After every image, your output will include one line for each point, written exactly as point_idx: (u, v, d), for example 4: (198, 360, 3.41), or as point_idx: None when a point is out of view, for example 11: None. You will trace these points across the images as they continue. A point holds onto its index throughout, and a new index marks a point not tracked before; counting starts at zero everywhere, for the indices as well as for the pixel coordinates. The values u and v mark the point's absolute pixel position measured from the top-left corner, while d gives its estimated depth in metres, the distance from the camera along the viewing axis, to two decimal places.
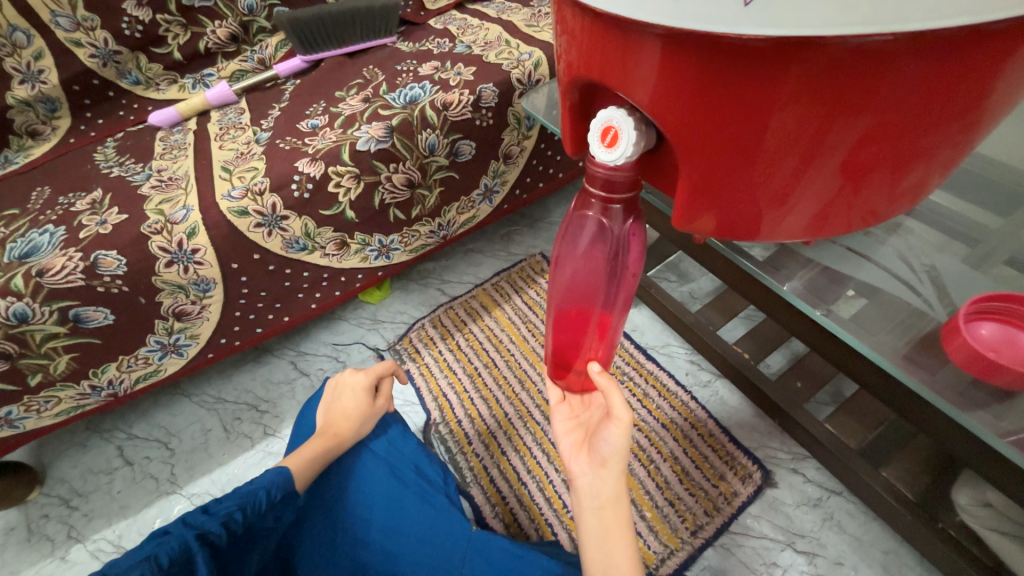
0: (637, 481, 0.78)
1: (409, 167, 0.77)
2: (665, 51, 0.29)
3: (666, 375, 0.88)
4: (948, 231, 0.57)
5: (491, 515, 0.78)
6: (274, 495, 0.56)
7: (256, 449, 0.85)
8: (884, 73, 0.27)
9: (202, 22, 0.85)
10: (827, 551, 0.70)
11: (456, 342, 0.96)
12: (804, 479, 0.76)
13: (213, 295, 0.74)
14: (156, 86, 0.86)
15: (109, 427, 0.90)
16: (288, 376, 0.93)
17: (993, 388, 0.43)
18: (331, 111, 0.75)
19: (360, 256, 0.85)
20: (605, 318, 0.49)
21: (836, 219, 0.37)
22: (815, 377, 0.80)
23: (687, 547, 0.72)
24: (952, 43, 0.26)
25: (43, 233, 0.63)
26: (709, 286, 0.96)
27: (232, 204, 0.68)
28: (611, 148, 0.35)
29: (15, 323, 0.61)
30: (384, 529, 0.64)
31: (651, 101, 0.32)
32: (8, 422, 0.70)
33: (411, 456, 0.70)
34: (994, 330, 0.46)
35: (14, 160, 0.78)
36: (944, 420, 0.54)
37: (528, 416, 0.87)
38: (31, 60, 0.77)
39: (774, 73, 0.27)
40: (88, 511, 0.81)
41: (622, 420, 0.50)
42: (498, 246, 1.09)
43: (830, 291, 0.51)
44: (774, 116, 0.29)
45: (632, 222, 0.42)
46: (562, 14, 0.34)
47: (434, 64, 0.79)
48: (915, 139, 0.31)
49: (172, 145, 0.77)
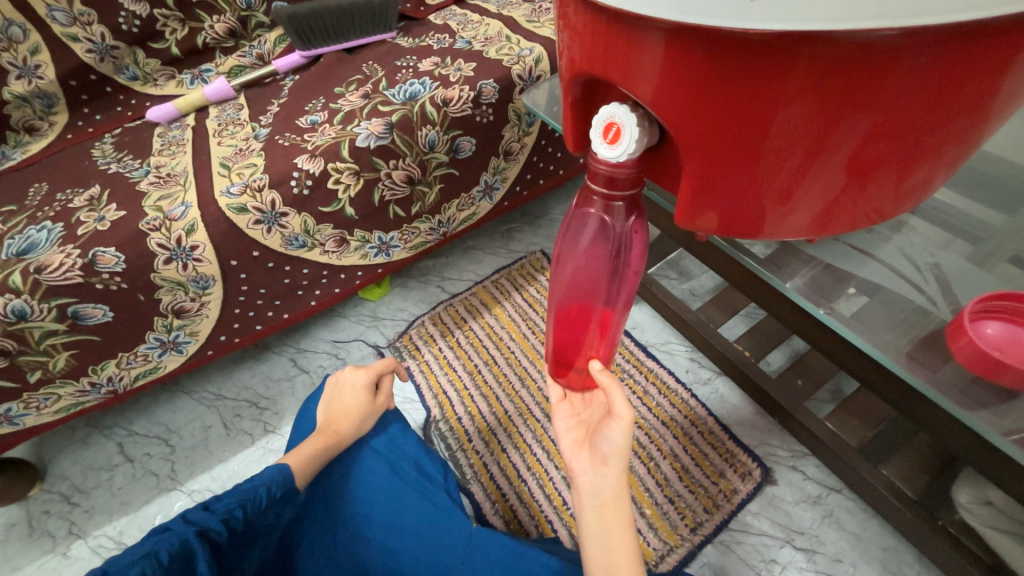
0: (637, 478, 0.78)
1: (409, 164, 0.77)
2: (669, 47, 0.28)
3: (666, 372, 0.88)
4: (950, 228, 0.56)
5: (491, 512, 0.78)
6: (274, 492, 0.55)
7: (256, 446, 0.85)
8: (890, 69, 0.26)
9: (200, 17, 0.85)
10: (826, 548, 0.70)
11: (456, 339, 0.96)
12: (804, 476, 0.76)
13: (212, 293, 0.74)
14: (154, 81, 0.86)
15: (110, 423, 0.90)
16: (288, 372, 0.93)
17: (998, 387, 0.43)
18: (330, 107, 0.75)
19: (361, 253, 0.84)
20: (605, 316, 0.49)
21: (841, 217, 0.37)
22: (816, 375, 0.79)
23: (687, 544, 0.72)
24: (959, 41, 0.26)
25: (41, 230, 0.63)
26: (710, 283, 0.96)
27: (231, 201, 0.68)
28: (613, 145, 0.34)
29: (14, 320, 0.61)
30: (384, 524, 0.64)
31: (653, 96, 0.31)
32: (8, 419, 0.70)
33: (411, 452, 0.70)
34: (999, 329, 0.46)
35: (12, 155, 0.77)
36: (944, 417, 0.54)
37: (529, 414, 0.86)
38: (28, 54, 0.76)
39: (780, 68, 0.27)
40: (89, 507, 0.81)
41: (623, 418, 0.50)
42: (498, 243, 1.08)
43: (833, 289, 0.51)
44: (779, 113, 0.29)
45: (634, 219, 0.42)
46: (565, 9, 0.34)
47: (435, 60, 0.79)
48: (920, 137, 0.31)
49: (170, 141, 0.77)
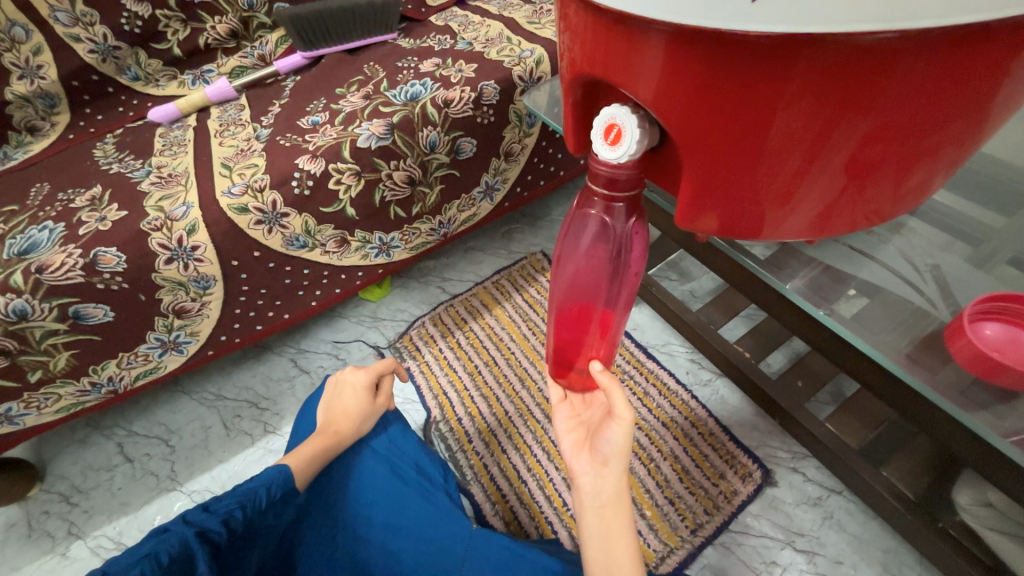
0: (637, 480, 0.78)
1: (410, 164, 0.77)
2: (670, 49, 0.29)
3: (666, 373, 0.88)
4: (950, 230, 0.56)
5: (491, 513, 0.78)
6: (274, 493, 0.55)
7: (257, 447, 0.85)
8: (887, 72, 0.26)
9: (202, 17, 0.85)
10: (827, 550, 0.70)
11: (456, 340, 0.96)
12: (804, 478, 0.76)
13: (213, 293, 0.74)
14: (156, 82, 0.86)
15: (109, 423, 0.90)
16: (288, 373, 0.93)
17: (998, 388, 0.43)
18: (331, 108, 0.75)
19: (361, 254, 0.84)
20: (606, 316, 0.49)
21: (840, 218, 0.37)
22: (816, 377, 0.79)
23: (687, 545, 0.72)
24: (957, 44, 0.26)
25: (42, 230, 0.63)
26: (710, 285, 0.96)
27: (232, 201, 0.68)
28: (614, 146, 0.34)
29: (15, 320, 0.61)
30: (384, 526, 0.63)
31: (653, 97, 0.31)
32: (8, 418, 0.70)
33: (411, 454, 0.70)
34: (999, 330, 0.46)
35: (14, 155, 0.78)
36: (944, 419, 0.54)
37: (529, 415, 0.86)
38: (30, 55, 0.76)
39: (779, 71, 0.27)
40: (88, 507, 0.81)
41: (624, 419, 0.50)
42: (499, 244, 1.09)
43: (832, 291, 0.51)
44: (779, 114, 0.29)
45: (634, 221, 0.42)
46: (565, 10, 0.34)
47: (435, 61, 0.79)
48: (918, 140, 0.31)
49: (172, 142, 0.77)
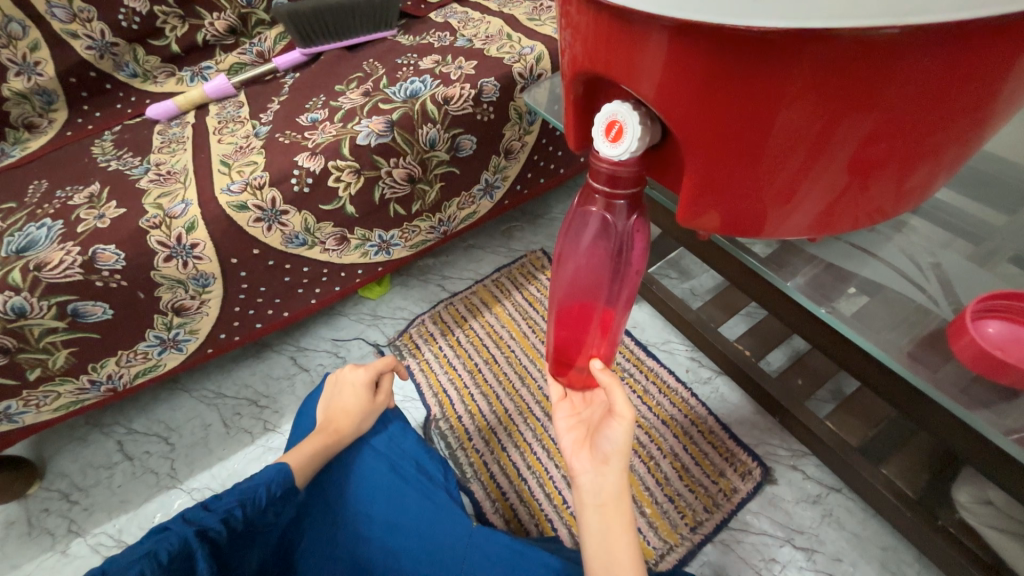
0: (637, 477, 0.78)
1: (409, 162, 0.76)
2: (672, 46, 0.28)
3: (666, 371, 0.88)
4: (952, 228, 0.56)
5: (491, 510, 0.78)
6: (273, 491, 0.55)
7: (256, 445, 0.85)
8: (889, 70, 0.26)
9: (200, 14, 0.84)
10: (826, 547, 0.70)
11: (456, 338, 0.96)
12: (804, 476, 0.76)
13: (212, 291, 0.74)
14: (154, 78, 0.85)
15: (109, 421, 0.90)
16: (288, 371, 0.93)
17: (1000, 387, 0.43)
18: (330, 105, 0.75)
19: (361, 251, 0.84)
20: (607, 315, 0.48)
21: (843, 216, 0.37)
22: (816, 375, 0.79)
23: (687, 542, 0.72)
24: (960, 42, 0.26)
25: (41, 227, 0.63)
26: (710, 283, 0.96)
27: (231, 199, 0.68)
28: (615, 143, 0.34)
29: (14, 318, 0.61)
30: (384, 525, 0.64)
31: (655, 94, 0.31)
32: (7, 416, 0.70)
33: (411, 451, 0.69)
34: (1001, 328, 0.46)
35: (12, 152, 0.77)
36: (943, 416, 0.54)
37: (529, 412, 0.86)
38: (27, 51, 0.76)
39: (782, 69, 0.27)
40: (88, 504, 0.81)
41: (624, 417, 0.50)
42: (499, 242, 1.08)
43: (833, 289, 0.51)
44: (781, 113, 0.29)
45: (636, 218, 0.42)
46: (566, 8, 0.34)
47: (435, 58, 0.78)
48: (921, 138, 0.31)
49: (170, 139, 0.77)
